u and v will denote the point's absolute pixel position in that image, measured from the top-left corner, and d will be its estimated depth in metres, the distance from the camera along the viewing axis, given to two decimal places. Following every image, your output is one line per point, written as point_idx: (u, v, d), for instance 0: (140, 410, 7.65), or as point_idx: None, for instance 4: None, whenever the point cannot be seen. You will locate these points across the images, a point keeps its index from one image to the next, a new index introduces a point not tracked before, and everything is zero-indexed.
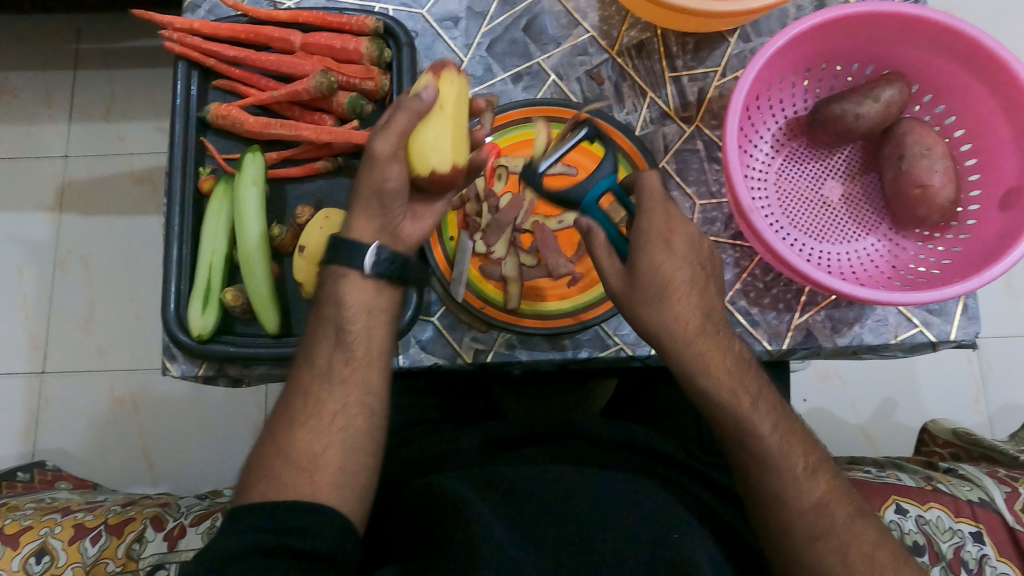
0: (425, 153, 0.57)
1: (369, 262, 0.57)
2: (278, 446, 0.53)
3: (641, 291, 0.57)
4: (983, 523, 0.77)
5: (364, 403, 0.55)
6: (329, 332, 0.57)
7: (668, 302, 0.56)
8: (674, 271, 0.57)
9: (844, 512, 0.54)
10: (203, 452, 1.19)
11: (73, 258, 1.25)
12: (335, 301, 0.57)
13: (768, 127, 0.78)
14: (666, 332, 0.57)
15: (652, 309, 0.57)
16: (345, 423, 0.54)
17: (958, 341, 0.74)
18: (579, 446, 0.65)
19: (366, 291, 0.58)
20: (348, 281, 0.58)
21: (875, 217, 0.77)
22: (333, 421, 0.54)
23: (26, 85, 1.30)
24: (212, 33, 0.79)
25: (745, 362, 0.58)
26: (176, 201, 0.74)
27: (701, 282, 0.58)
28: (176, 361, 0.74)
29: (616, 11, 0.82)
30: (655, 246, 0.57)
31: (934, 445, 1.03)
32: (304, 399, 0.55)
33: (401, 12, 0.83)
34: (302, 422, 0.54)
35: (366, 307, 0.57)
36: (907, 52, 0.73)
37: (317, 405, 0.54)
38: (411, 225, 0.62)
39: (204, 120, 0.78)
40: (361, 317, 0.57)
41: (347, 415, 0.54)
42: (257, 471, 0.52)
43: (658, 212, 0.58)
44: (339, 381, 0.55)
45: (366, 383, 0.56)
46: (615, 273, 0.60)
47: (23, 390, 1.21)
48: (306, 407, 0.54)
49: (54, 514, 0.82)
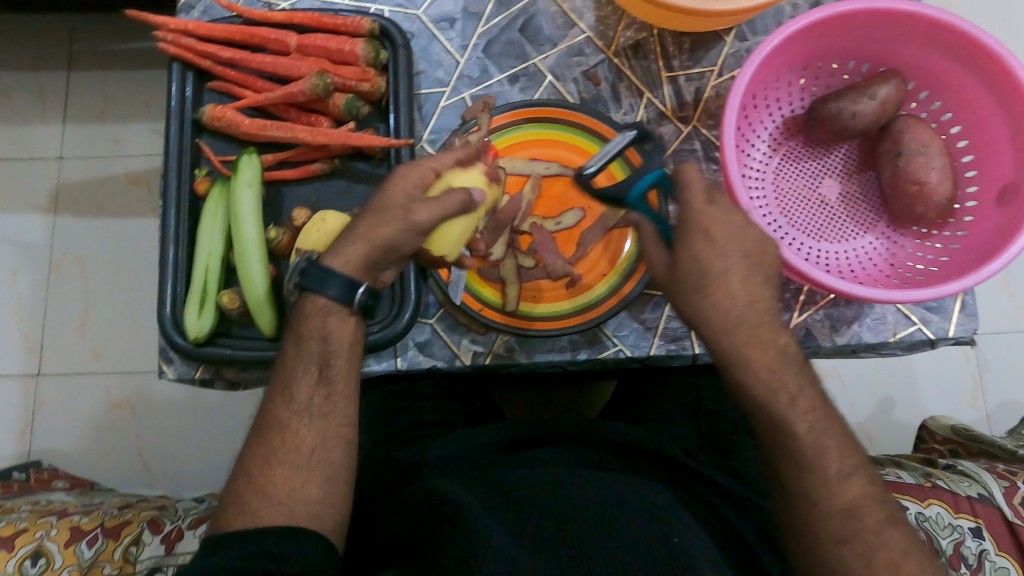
0: (447, 242, 0.61)
1: (354, 299, 0.58)
2: (255, 479, 0.55)
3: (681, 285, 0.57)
4: (982, 518, 0.77)
5: (340, 435, 0.57)
6: (312, 368, 0.58)
7: (708, 293, 0.56)
8: (714, 262, 0.56)
9: (875, 518, 0.54)
10: (201, 456, 1.18)
11: (67, 260, 1.25)
12: (322, 337, 0.58)
13: (765, 127, 0.78)
14: (702, 323, 0.57)
15: (687, 303, 0.57)
16: (324, 456, 0.56)
17: (956, 338, 0.74)
18: (579, 449, 0.66)
19: (347, 326, 0.59)
20: (335, 318, 0.59)
21: (873, 215, 0.77)
22: (312, 455, 0.56)
23: (20, 86, 1.29)
24: (206, 35, 0.79)
25: (771, 352, 0.58)
26: (171, 204, 0.74)
27: (740, 268, 0.57)
28: (171, 364, 0.73)
29: (612, 11, 0.82)
30: (698, 238, 0.57)
31: (933, 442, 1.04)
32: (283, 434, 0.56)
33: (397, 13, 0.83)
34: (279, 459, 0.55)
35: (348, 343, 0.59)
36: (903, 50, 0.73)
37: (294, 441, 0.56)
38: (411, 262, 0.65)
39: (199, 122, 0.78)
40: (343, 351, 0.59)
41: (326, 450, 0.56)
42: (253, 488, 0.54)
43: (697, 204, 0.57)
44: (319, 416, 0.57)
45: (347, 415, 0.58)
46: (662, 261, 0.60)
47: (17, 392, 1.20)
48: (283, 442, 0.56)
49: (49, 517, 0.81)
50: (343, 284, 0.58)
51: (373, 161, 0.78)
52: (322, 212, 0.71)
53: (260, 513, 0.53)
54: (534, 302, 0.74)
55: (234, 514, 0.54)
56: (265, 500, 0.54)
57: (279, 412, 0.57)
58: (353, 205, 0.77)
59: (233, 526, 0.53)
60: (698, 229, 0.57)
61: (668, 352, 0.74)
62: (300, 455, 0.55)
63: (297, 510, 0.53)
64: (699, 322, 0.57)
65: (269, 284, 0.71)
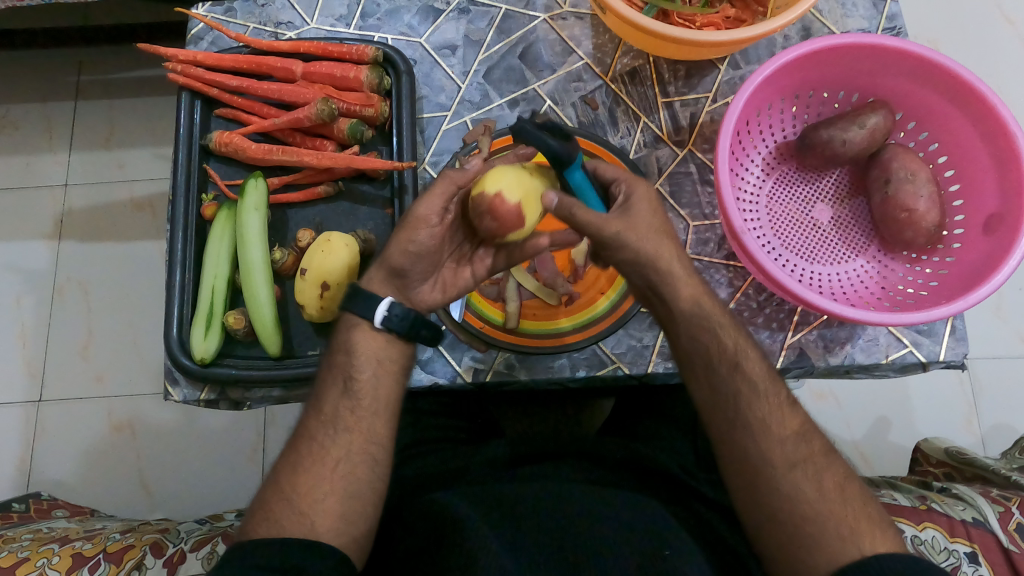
0: (498, 180, 0.57)
1: (381, 317, 0.60)
2: (282, 487, 0.57)
3: (639, 223, 0.57)
4: (978, 543, 0.77)
5: (366, 451, 0.58)
6: (338, 382, 0.60)
7: (659, 236, 0.58)
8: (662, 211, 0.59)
9: None
10: (200, 476, 1.19)
11: (71, 285, 1.26)
12: (347, 349, 0.60)
13: (758, 152, 0.80)
14: (654, 266, 0.58)
15: (640, 241, 0.57)
16: (347, 470, 0.57)
17: (946, 362, 0.75)
18: (581, 466, 0.67)
19: (376, 341, 0.60)
20: (359, 330, 0.61)
21: (864, 239, 0.79)
22: (336, 468, 0.57)
23: (27, 116, 1.32)
24: (215, 64, 0.81)
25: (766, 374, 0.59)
26: (179, 227, 0.75)
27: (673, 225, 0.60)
28: (177, 386, 0.74)
29: (609, 39, 0.85)
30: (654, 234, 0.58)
31: (928, 465, 1.06)
32: (309, 442, 0.58)
33: (400, 41, 0.85)
34: (308, 468, 0.57)
35: (374, 355, 0.60)
36: (889, 81, 0.76)
37: (321, 452, 0.58)
38: (429, 290, 0.64)
39: (206, 148, 0.80)
40: (369, 366, 0.60)
41: (350, 462, 0.57)
42: (258, 516, 0.56)
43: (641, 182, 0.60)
44: (344, 429, 0.58)
45: (371, 433, 0.59)
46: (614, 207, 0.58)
47: (19, 418, 1.20)
48: (311, 452, 0.58)
49: (50, 545, 0.82)
50: (366, 301, 0.60)
51: (376, 183, 0.80)
52: (326, 233, 0.73)
53: (280, 520, 0.55)
54: (557, 318, 0.76)
55: (261, 521, 0.55)
56: (287, 506, 0.55)
57: (310, 423, 0.60)
58: (356, 226, 0.79)
59: (256, 534, 0.54)
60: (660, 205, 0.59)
61: (666, 370, 0.75)
62: (313, 475, 0.57)
63: (310, 529, 0.54)
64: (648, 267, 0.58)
65: (274, 304, 0.72)
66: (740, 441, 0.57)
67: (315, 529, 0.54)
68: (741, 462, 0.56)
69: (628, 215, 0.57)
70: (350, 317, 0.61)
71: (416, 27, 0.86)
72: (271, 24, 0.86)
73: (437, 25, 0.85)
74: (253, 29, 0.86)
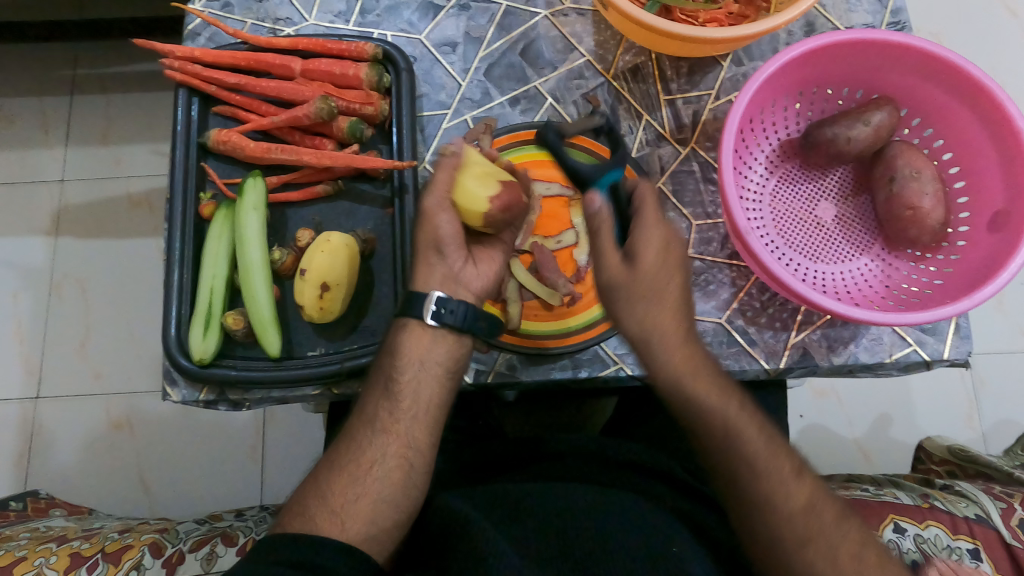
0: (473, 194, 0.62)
1: (427, 313, 0.61)
2: (318, 484, 0.58)
3: (641, 285, 0.55)
4: (979, 540, 0.78)
5: (403, 456, 0.59)
6: (381, 382, 0.61)
7: (658, 301, 0.55)
8: (672, 279, 0.56)
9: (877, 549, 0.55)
10: (199, 475, 1.18)
11: (68, 282, 1.25)
12: (392, 350, 0.62)
13: (762, 150, 0.79)
14: (654, 338, 0.55)
15: (634, 306, 0.55)
16: (382, 473, 0.58)
17: (951, 360, 0.75)
18: (582, 467, 0.66)
19: (422, 342, 0.61)
20: (407, 332, 0.62)
21: (868, 237, 0.78)
22: (370, 469, 0.58)
23: (22, 112, 1.31)
24: (212, 61, 0.80)
25: None
26: (176, 226, 0.75)
27: (687, 294, 0.57)
28: (176, 386, 0.73)
29: (610, 36, 0.84)
30: (657, 302, 0.55)
31: (931, 462, 1.05)
32: (349, 442, 0.60)
33: (400, 37, 0.84)
34: (343, 466, 0.59)
35: (419, 357, 0.61)
36: (894, 78, 0.75)
37: (358, 451, 0.59)
38: (473, 270, 0.65)
39: (204, 146, 0.79)
40: (411, 367, 0.61)
41: (386, 465, 0.58)
42: (291, 511, 0.57)
43: (657, 235, 0.56)
44: (381, 430, 0.59)
45: (409, 437, 0.60)
46: (617, 260, 0.56)
47: (17, 417, 1.20)
48: (349, 450, 0.59)
49: (48, 544, 0.81)
50: (415, 300, 0.62)
51: (376, 182, 0.79)
52: (326, 234, 0.72)
53: (313, 517, 0.56)
54: (561, 317, 0.75)
55: (293, 515, 0.57)
56: (321, 505, 0.57)
57: (353, 424, 0.61)
58: (356, 225, 0.78)
59: (291, 527, 0.56)
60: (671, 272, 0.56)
61: None
62: (333, 478, 0.58)
63: (342, 531, 0.55)
64: (643, 342, 0.55)
65: (273, 304, 0.72)
66: (745, 443, 0.56)
67: (343, 529, 0.55)
68: (746, 464, 0.55)
69: (630, 275, 0.55)
70: (403, 319, 0.62)
71: (416, 23, 0.85)
72: (269, 20, 0.85)
73: (437, 21, 0.85)
74: (251, 25, 0.85)
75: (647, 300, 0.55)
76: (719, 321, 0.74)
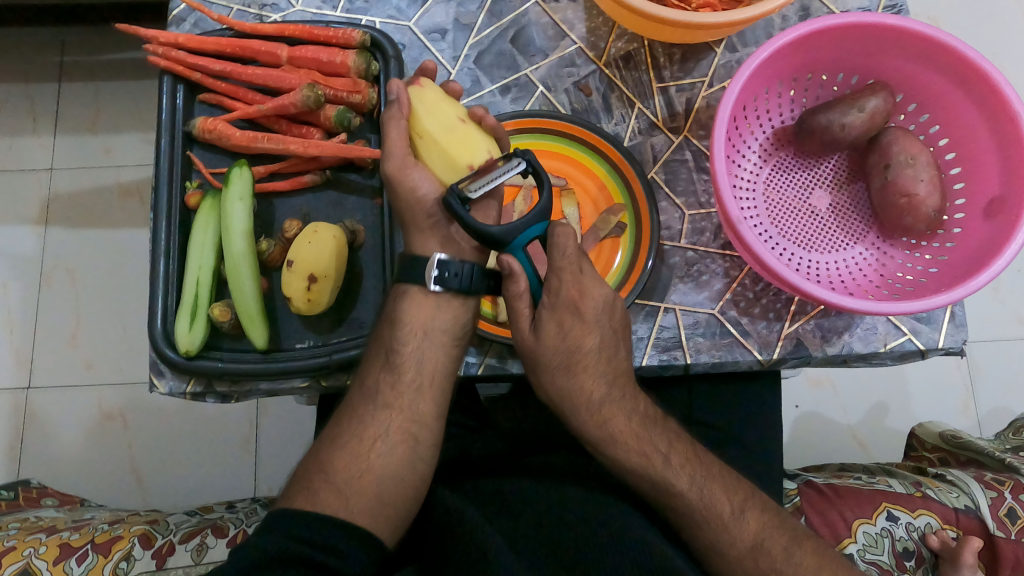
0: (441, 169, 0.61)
1: (428, 278, 0.60)
2: (316, 469, 0.57)
3: (541, 361, 0.59)
4: (964, 530, 0.78)
5: (407, 429, 0.59)
6: (381, 355, 0.61)
7: (566, 370, 0.59)
8: (584, 339, 0.59)
9: None
10: (191, 467, 1.18)
11: (59, 271, 1.24)
12: (394, 320, 0.61)
13: (755, 137, 0.78)
14: (568, 401, 0.59)
15: (540, 376, 0.60)
16: (386, 448, 0.58)
17: (946, 349, 0.74)
18: (572, 462, 0.66)
19: (426, 310, 0.60)
20: (407, 299, 0.61)
21: (862, 225, 0.77)
22: (373, 446, 0.58)
23: (10, 98, 1.29)
24: (197, 48, 0.79)
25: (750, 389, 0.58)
26: (161, 216, 0.74)
27: (604, 348, 0.60)
28: (163, 377, 0.71)
29: (603, 22, 0.82)
30: (559, 376, 0.59)
31: (923, 450, 1.04)
32: (352, 416, 0.60)
33: (388, 24, 0.83)
34: (343, 445, 0.58)
35: (422, 326, 0.60)
36: (889, 62, 0.74)
37: (361, 427, 0.59)
38: None
39: (189, 135, 0.78)
40: (412, 337, 0.60)
41: (388, 440, 0.58)
42: (297, 486, 0.57)
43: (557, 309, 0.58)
44: (384, 405, 0.59)
45: (414, 411, 0.59)
46: (525, 328, 0.59)
47: (8, 407, 1.19)
48: (349, 428, 0.59)
49: (38, 534, 0.80)
50: (416, 273, 0.61)
51: (364, 173, 0.78)
52: (314, 225, 0.71)
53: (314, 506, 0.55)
54: None
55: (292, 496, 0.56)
56: (317, 485, 0.56)
57: (353, 398, 0.61)
58: (345, 217, 0.77)
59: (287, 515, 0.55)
60: (572, 347, 0.58)
61: (659, 363, 0.72)
62: (342, 451, 0.58)
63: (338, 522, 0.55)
64: (562, 405, 0.60)
65: (259, 295, 0.71)
66: None
67: (348, 505, 0.55)
68: None
69: (533, 348, 0.59)
70: (401, 285, 0.62)
71: (405, 10, 0.83)
72: (255, 6, 0.83)
73: (426, 8, 0.83)
74: (237, 11, 0.83)
75: (552, 375, 0.59)
76: (712, 311, 0.74)
